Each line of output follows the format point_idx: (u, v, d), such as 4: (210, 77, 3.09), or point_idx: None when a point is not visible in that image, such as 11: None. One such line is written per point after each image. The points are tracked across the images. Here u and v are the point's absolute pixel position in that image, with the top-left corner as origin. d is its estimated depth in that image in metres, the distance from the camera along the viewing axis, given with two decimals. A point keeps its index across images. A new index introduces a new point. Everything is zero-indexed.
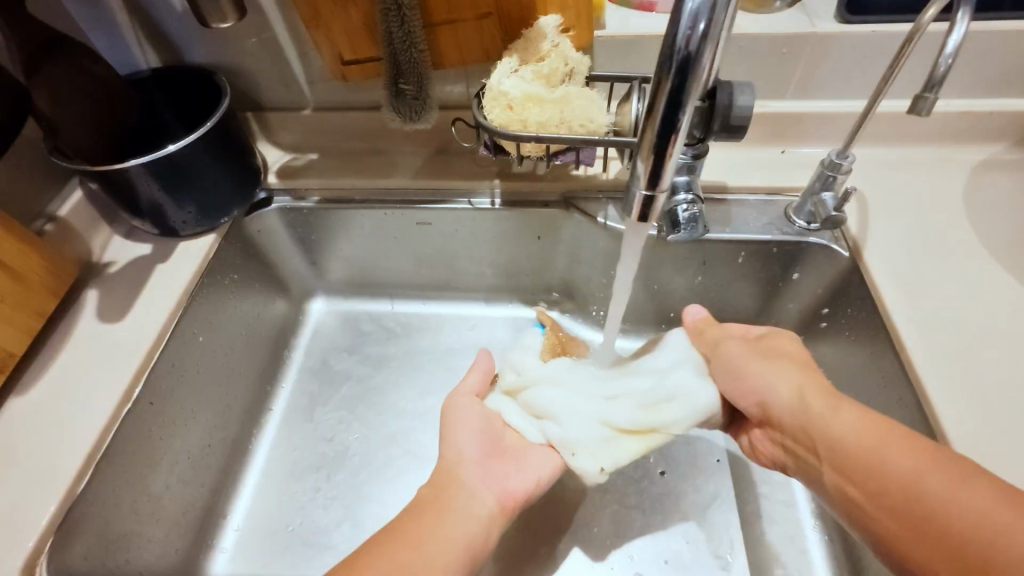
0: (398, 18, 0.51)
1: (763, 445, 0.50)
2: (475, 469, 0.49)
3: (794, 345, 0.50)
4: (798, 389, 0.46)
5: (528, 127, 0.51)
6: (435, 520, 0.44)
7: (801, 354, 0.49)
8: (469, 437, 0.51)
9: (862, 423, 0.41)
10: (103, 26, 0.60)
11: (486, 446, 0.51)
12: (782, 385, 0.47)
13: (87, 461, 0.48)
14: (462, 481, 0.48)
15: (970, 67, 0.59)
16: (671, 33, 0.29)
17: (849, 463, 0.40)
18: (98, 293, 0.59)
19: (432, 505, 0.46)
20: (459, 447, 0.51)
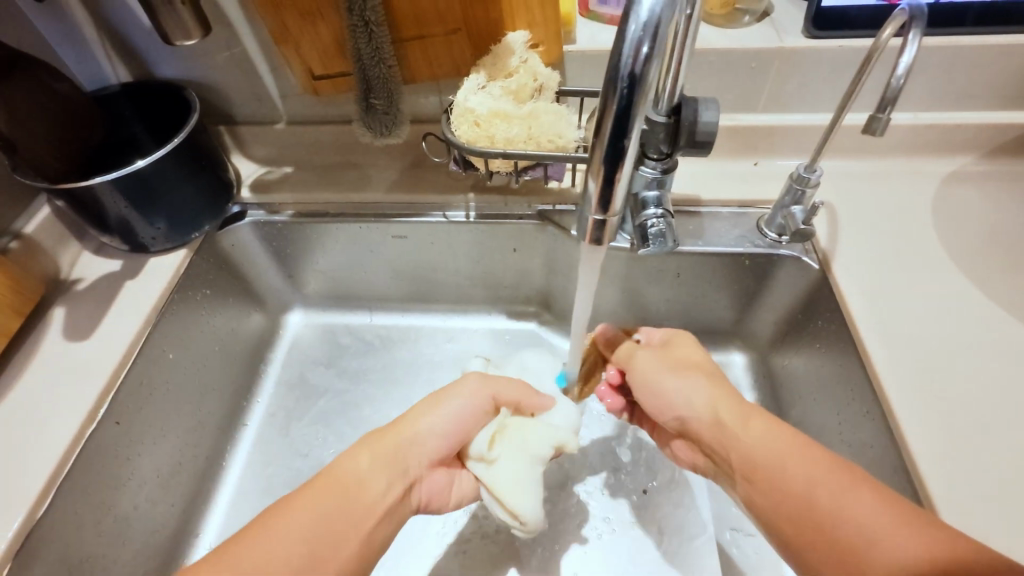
0: (365, 34, 0.51)
1: (682, 452, 0.50)
2: (423, 462, 0.44)
3: (694, 349, 0.51)
4: (713, 418, 0.44)
5: (495, 144, 0.51)
6: (355, 507, 0.39)
7: (706, 362, 0.49)
8: (443, 423, 0.46)
9: (766, 432, 0.41)
10: (71, 42, 0.59)
11: (449, 440, 0.46)
12: (698, 397, 0.46)
13: (48, 485, 0.47)
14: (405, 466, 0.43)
15: (936, 80, 0.60)
16: (616, 56, 0.29)
17: (761, 486, 0.40)
18: (65, 311, 0.58)
19: (359, 487, 0.40)
20: (424, 429, 0.45)
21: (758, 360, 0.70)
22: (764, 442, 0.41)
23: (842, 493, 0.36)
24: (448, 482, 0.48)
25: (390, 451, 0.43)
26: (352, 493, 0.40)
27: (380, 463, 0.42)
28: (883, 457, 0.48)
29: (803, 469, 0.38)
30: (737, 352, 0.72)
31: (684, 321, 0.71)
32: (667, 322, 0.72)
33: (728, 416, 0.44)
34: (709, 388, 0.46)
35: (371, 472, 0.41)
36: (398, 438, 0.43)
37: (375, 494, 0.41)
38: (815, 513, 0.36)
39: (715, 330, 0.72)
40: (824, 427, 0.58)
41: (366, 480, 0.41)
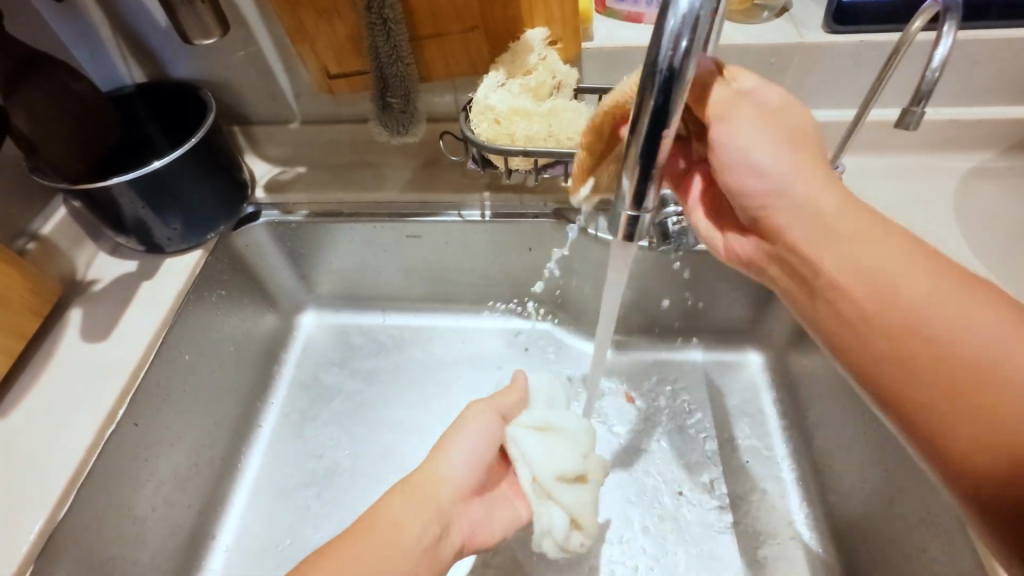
0: (383, 32, 0.50)
1: (733, 245, 0.44)
2: (454, 495, 0.44)
3: (800, 118, 0.37)
4: (814, 214, 0.36)
5: (515, 141, 0.51)
6: (393, 550, 0.39)
7: (807, 131, 0.37)
8: (463, 455, 0.46)
9: (895, 245, 0.35)
10: (88, 43, 0.59)
11: (475, 471, 0.46)
12: (798, 186, 0.36)
13: (69, 486, 0.47)
14: (438, 500, 0.43)
15: (958, 74, 0.59)
16: (653, 50, 0.29)
17: (868, 301, 0.35)
18: (81, 312, 0.58)
19: (393, 526, 0.40)
20: (446, 466, 0.44)
21: (775, 359, 0.69)
22: (883, 254, 0.34)
23: (966, 307, 0.32)
24: (486, 515, 0.47)
25: (417, 492, 0.42)
26: (388, 537, 0.39)
27: (410, 503, 0.41)
28: None
29: (923, 287, 0.33)
30: (755, 351, 0.71)
31: (701, 320, 0.71)
32: (683, 321, 0.71)
33: (840, 221, 0.36)
34: (823, 183, 0.36)
35: (402, 514, 0.41)
36: (423, 478, 0.43)
37: (410, 534, 0.40)
38: (932, 333, 0.32)
39: (731, 329, 0.71)
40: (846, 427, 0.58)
41: (400, 522, 0.40)
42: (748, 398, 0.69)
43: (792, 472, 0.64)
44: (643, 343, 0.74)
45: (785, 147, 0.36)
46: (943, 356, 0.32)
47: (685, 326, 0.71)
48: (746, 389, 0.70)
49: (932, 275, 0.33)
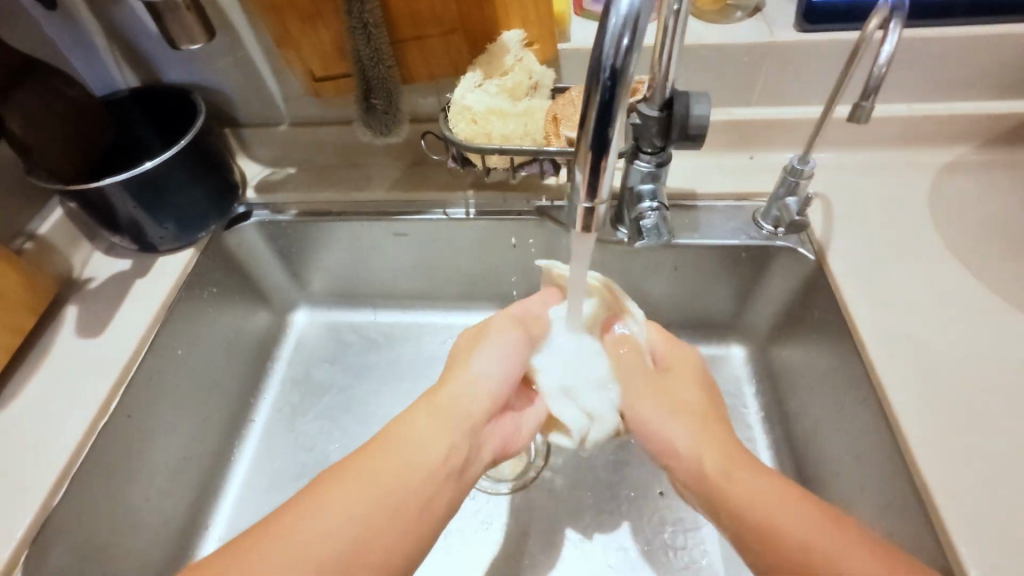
0: (364, 35, 0.52)
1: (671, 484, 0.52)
2: (482, 411, 0.49)
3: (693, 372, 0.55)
4: (713, 466, 0.45)
5: (492, 140, 0.52)
6: (415, 467, 0.43)
7: (697, 404, 0.52)
8: (490, 368, 0.51)
9: (769, 482, 0.42)
10: (82, 49, 0.61)
11: (505, 385, 0.52)
12: (684, 441, 0.48)
13: (63, 474, 0.49)
14: (467, 414, 0.48)
15: (929, 71, 0.60)
16: (598, 48, 0.30)
17: (764, 532, 0.40)
18: (77, 309, 0.60)
19: (419, 443, 0.44)
20: (473, 381, 0.50)
21: (756, 352, 0.71)
22: (761, 492, 0.41)
23: (838, 544, 0.37)
24: (514, 424, 0.53)
25: (445, 408, 0.47)
26: (412, 453, 0.43)
27: (437, 421, 0.46)
28: (880, 445, 0.49)
29: (803, 519, 0.39)
30: (737, 344, 0.72)
31: (683, 314, 0.72)
32: (666, 315, 0.72)
33: (719, 465, 0.45)
34: (713, 441, 0.47)
35: (429, 429, 0.45)
36: (450, 395, 0.48)
37: (435, 448, 0.44)
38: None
39: (713, 323, 0.73)
40: (822, 418, 0.59)
41: (429, 437, 0.45)
42: (730, 390, 0.70)
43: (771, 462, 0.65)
44: None
45: (671, 404, 0.51)
46: None
47: (668, 320, 0.73)
48: (728, 382, 0.71)
49: (814, 512, 0.39)
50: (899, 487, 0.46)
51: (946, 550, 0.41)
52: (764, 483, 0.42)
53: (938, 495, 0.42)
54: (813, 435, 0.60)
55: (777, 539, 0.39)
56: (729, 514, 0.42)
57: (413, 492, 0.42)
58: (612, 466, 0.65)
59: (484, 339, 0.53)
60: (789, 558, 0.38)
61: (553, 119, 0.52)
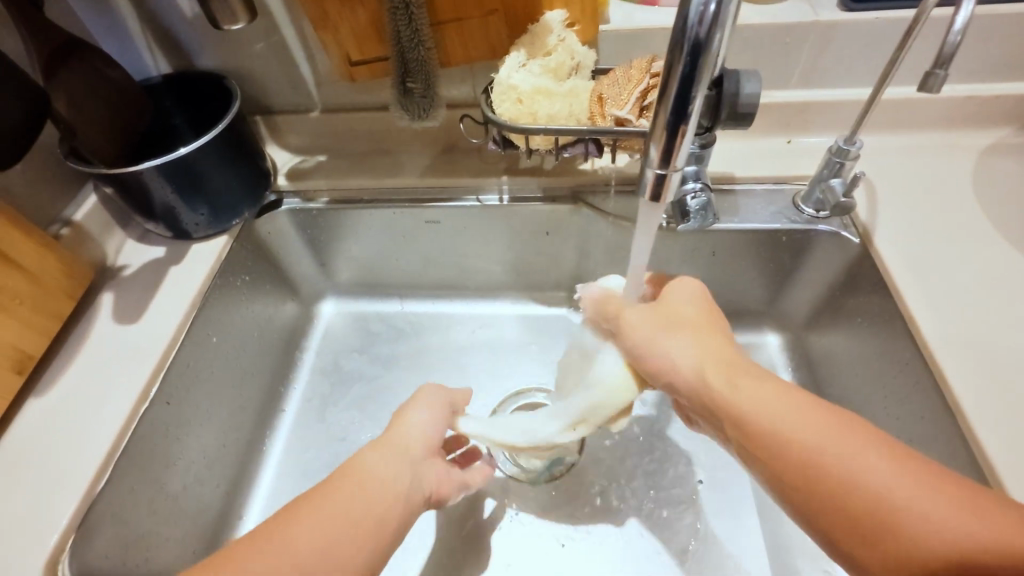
0: (405, 16, 0.51)
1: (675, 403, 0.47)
2: (421, 454, 0.46)
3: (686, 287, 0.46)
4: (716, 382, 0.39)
5: (537, 120, 0.52)
6: (369, 490, 0.40)
7: (699, 316, 0.44)
8: (427, 420, 0.48)
9: (763, 391, 0.37)
10: (116, 35, 0.61)
11: (439, 432, 0.49)
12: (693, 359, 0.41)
13: (106, 460, 0.49)
14: (408, 460, 0.45)
15: (974, 51, 0.59)
16: (683, 16, 0.29)
17: (765, 443, 0.36)
18: (112, 296, 0.59)
19: (366, 489, 0.41)
20: (410, 424, 0.47)
21: (793, 340, 0.70)
22: (758, 404, 0.37)
23: (847, 448, 0.33)
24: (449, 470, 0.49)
25: (388, 444, 0.45)
26: (362, 479, 0.41)
27: (382, 452, 0.44)
28: (937, 429, 0.48)
29: (806, 424, 0.35)
30: (772, 332, 0.71)
31: (716, 301, 0.71)
32: None
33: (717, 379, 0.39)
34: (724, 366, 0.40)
35: (374, 474, 0.42)
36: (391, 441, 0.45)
37: (381, 492, 0.41)
38: (828, 483, 0.33)
39: (747, 311, 0.72)
40: (867, 404, 0.58)
41: (376, 467, 0.42)
42: None
43: None
44: None
45: (670, 325, 0.44)
46: (864, 494, 0.32)
47: None
48: (763, 370, 0.70)
49: (816, 414, 0.35)
50: (960, 469, 0.45)
51: None
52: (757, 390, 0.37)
53: (1006, 477, 0.41)
54: None
55: (780, 450, 0.35)
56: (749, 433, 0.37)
57: (366, 511, 0.39)
58: (649, 458, 0.65)
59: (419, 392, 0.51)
60: (795, 470, 0.34)
61: (598, 98, 0.52)
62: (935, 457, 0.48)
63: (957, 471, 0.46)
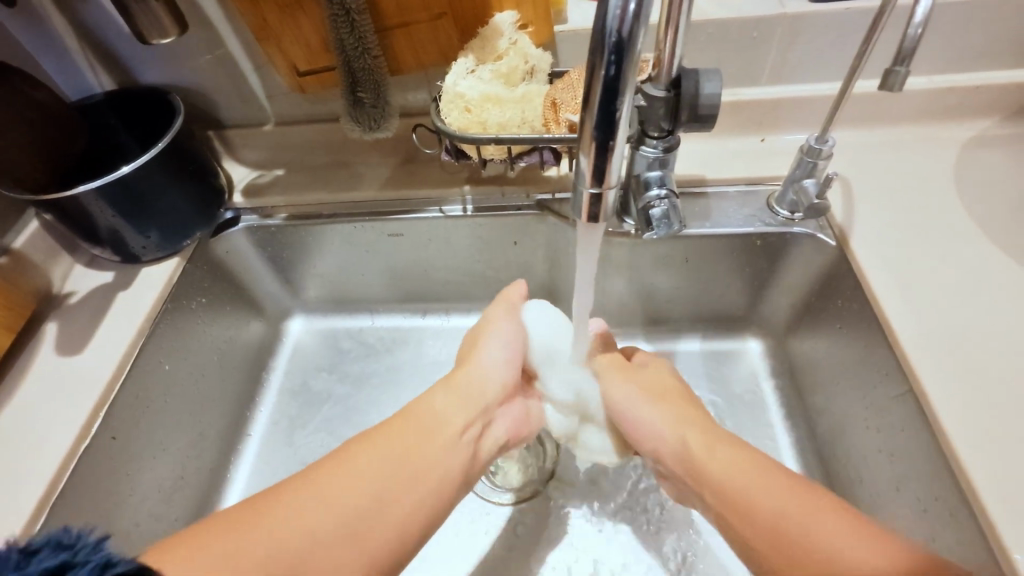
0: (347, 23, 0.49)
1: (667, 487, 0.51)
2: (494, 394, 0.52)
3: (668, 377, 0.55)
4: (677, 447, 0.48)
5: (488, 129, 0.49)
6: (434, 431, 0.46)
7: (676, 388, 0.53)
8: (498, 353, 0.54)
9: (730, 455, 0.44)
10: (53, 53, 0.58)
11: (511, 369, 0.55)
12: (664, 425, 0.49)
13: (42, 503, 0.46)
14: (480, 400, 0.51)
15: (951, 40, 0.57)
16: (602, 18, 0.28)
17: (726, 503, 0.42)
18: (57, 326, 0.57)
19: (435, 418, 0.47)
20: (486, 364, 0.53)
21: (774, 344, 0.67)
22: (721, 467, 0.43)
23: (804, 508, 0.38)
24: (524, 414, 0.55)
25: (460, 389, 0.50)
26: (428, 421, 0.46)
27: (447, 398, 0.49)
28: (917, 442, 0.45)
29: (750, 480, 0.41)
30: (753, 338, 0.69)
31: (694, 306, 0.68)
32: (677, 309, 0.69)
33: (694, 445, 0.46)
34: (674, 414, 0.50)
35: (445, 405, 0.48)
36: (468, 377, 0.52)
37: (451, 421, 0.47)
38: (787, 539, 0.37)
39: (726, 317, 0.69)
40: (848, 413, 0.55)
41: (443, 410, 0.48)
42: (748, 385, 0.67)
43: (795, 458, 0.61)
44: (638, 335, 0.71)
45: (651, 395, 0.52)
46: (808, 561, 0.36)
47: (678, 313, 0.69)
48: (745, 377, 0.67)
49: (759, 470, 0.42)
50: (941, 487, 0.42)
51: (1000, 559, 0.37)
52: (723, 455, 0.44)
53: (987, 496, 0.39)
54: (840, 432, 0.56)
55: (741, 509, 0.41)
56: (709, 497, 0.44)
57: (431, 453, 0.44)
58: None
59: (485, 329, 0.56)
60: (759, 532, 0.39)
61: (551, 104, 0.49)
62: (916, 470, 0.46)
63: (939, 488, 0.43)
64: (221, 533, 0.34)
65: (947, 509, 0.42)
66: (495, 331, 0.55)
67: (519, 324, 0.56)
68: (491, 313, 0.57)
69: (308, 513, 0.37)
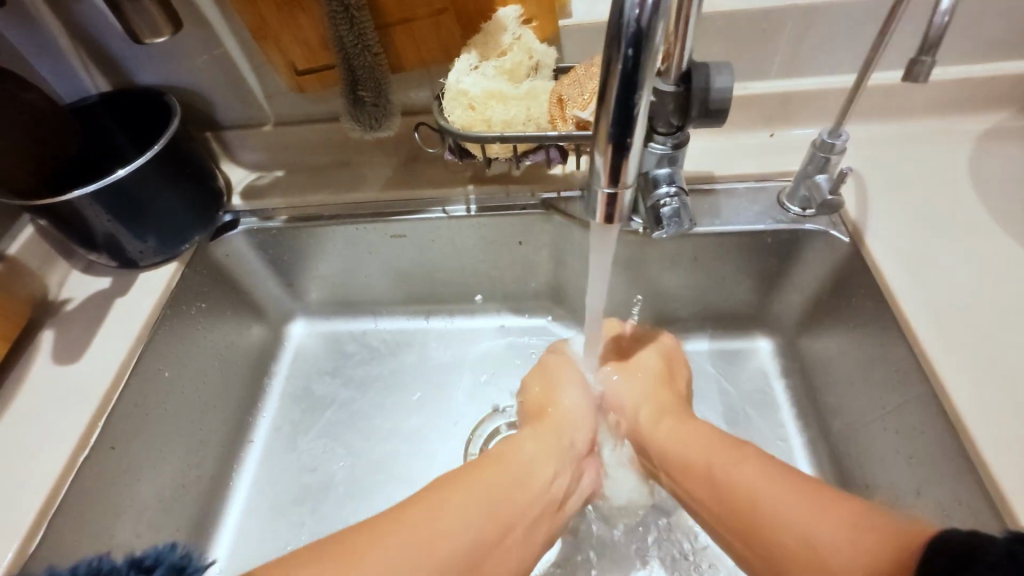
0: (346, 20, 0.47)
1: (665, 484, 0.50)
2: (580, 440, 0.54)
3: (657, 366, 0.59)
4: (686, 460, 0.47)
5: (492, 127, 0.48)
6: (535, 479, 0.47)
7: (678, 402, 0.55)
8: (578, 397, 0.57)
9: (759, 468, 0.41)
10: (46, 54, 0.57)
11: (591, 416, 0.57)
12: (583, 403, 0.57)
13: (38, 517, 0.45)
14: (570, 444, 0.53)
15: (966, 30, 0.55)
16: (618, 9, 0.26)
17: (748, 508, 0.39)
18: (53, 334, 0.56)
19: (527, 462, 0.48)
20: (572, 407, 0.56)
21: (785, 343, 0.66)
22: (752, 483, 0.40)
23: (800, 505, 0.37)
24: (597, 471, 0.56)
25: (547, 436, 0.52)
26: (523, 466, 0.48)
27: (543, 441, 0.51)
28: (937, 444, 0.44)
29: (751, 479, 0.41)
30: (763, 337, 0.67)
31: (704, 306, 0.67)
32: (687, 309, 0.68)
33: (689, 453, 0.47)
34: (607, 386, 0.58)
35: (540, 447, 0.51)
36: (557, 421, 0.54)
37: (546, 469, 0.49)
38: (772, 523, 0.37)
39: (736, 316, 0.68)
40: (863, 414, 0.54)
41: (533, 460, 0.49)
42: (758, 385, 0.65)
43: (809, 460, 0.60)
44: None
45: (572, 378, 0.59)
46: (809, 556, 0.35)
47: (688, 313, 0.68)
48: (756, 377, 0.66)
49: (750, 464, 0.42)
50: (965, 492, 0.41)
51: None
52: (741, 468, 0.42)
53: (1013, 501, 0.37)
54: (855, 433, 0.55)
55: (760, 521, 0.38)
56: (660, 464, 0.50)
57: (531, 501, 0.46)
58: None
59: (562, 378, 0.59)
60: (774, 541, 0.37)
61: (558, 100, 0.48)
62: (937, 474, 0.44)
63: (963, 493, 0.41)
64: (363, 535, 0.37)
65: (970, 514, 0.41)
66: (569, 376, 0.59)
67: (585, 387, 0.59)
68: (554, 360, 0.61)
69: (438, 531, 0.38)
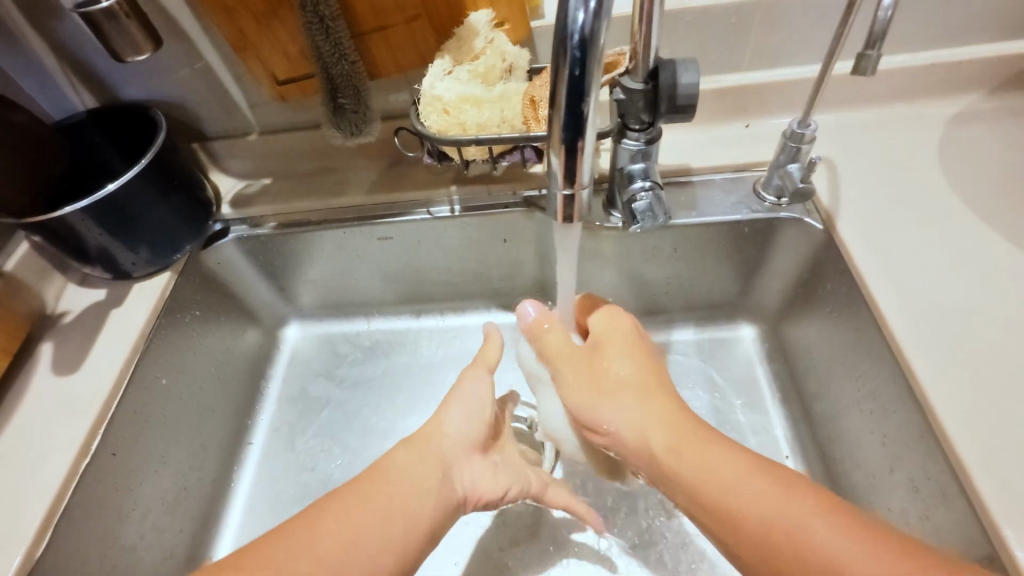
0: (321, 30, 0.48)
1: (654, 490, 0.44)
2: (457, 447, 0.48)
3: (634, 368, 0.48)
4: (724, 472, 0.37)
5: (467, 131, 0.50)
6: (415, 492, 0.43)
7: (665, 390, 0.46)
8: (459, 417, 0.50)
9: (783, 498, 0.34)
10: (33, 74, 0.58)
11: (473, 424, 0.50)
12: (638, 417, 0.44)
13: (43, 526, 0.47)
14: (444, 451, 0.47)
15: (932, 16, 0.56)
16: (563, 18, 0.28)
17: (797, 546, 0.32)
18: (53, 345, 0.57)
19: (405, 475, 0.44)
20: (449, 423, 0.49)
21: (767, 330, 0.67)
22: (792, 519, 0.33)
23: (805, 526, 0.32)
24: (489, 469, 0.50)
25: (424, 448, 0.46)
26: (405, 479, 0.43)
27: (416, 454, 0.46)
28: (908, 422, 0.45)
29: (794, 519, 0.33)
30: (746, 325, 0.69)
31: (687, 295, 0.68)
32: (671, 299, 0.69)
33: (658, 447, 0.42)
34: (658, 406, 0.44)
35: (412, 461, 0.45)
36: (428, 430, 0.48)
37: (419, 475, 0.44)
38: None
39: (718, 305, 0.69)
40: (841, 396, 0.55)
41: (409, 473, 0.44)
42: (741, 372, 0.67)
43: (791, 444, 0.62)
44: None
45: (604, 386, 0.47)
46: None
47: (671, 303, 0.69)
48: (740, 364, 0.67)
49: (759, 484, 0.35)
50: (934, 467, 0.43)
51: (990, 536, 0.37)
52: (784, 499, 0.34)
53: (976, 475, 0.39)
54: (834, 415, 0.56)
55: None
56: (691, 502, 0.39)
57: (414, 519, 0.42)
58: None
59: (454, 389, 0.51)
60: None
61: (530, 101, 0.49)
62: (909, 452, 0.46)
63: (932, 469, 0.43)
64: None
65: (938, 489, 0.42)
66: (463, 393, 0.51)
67: (484, 387, 0.52)
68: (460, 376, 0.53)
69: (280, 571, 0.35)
